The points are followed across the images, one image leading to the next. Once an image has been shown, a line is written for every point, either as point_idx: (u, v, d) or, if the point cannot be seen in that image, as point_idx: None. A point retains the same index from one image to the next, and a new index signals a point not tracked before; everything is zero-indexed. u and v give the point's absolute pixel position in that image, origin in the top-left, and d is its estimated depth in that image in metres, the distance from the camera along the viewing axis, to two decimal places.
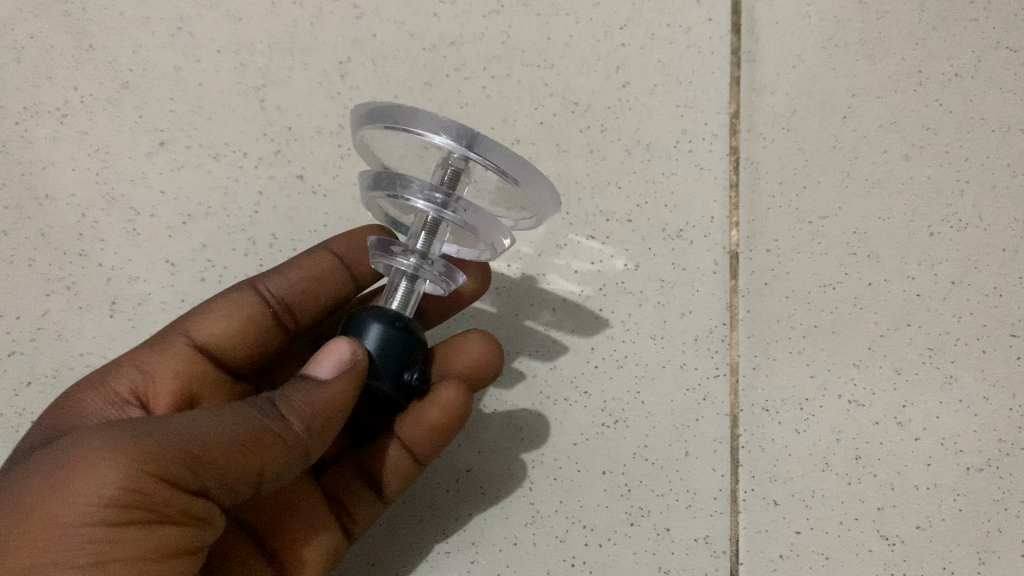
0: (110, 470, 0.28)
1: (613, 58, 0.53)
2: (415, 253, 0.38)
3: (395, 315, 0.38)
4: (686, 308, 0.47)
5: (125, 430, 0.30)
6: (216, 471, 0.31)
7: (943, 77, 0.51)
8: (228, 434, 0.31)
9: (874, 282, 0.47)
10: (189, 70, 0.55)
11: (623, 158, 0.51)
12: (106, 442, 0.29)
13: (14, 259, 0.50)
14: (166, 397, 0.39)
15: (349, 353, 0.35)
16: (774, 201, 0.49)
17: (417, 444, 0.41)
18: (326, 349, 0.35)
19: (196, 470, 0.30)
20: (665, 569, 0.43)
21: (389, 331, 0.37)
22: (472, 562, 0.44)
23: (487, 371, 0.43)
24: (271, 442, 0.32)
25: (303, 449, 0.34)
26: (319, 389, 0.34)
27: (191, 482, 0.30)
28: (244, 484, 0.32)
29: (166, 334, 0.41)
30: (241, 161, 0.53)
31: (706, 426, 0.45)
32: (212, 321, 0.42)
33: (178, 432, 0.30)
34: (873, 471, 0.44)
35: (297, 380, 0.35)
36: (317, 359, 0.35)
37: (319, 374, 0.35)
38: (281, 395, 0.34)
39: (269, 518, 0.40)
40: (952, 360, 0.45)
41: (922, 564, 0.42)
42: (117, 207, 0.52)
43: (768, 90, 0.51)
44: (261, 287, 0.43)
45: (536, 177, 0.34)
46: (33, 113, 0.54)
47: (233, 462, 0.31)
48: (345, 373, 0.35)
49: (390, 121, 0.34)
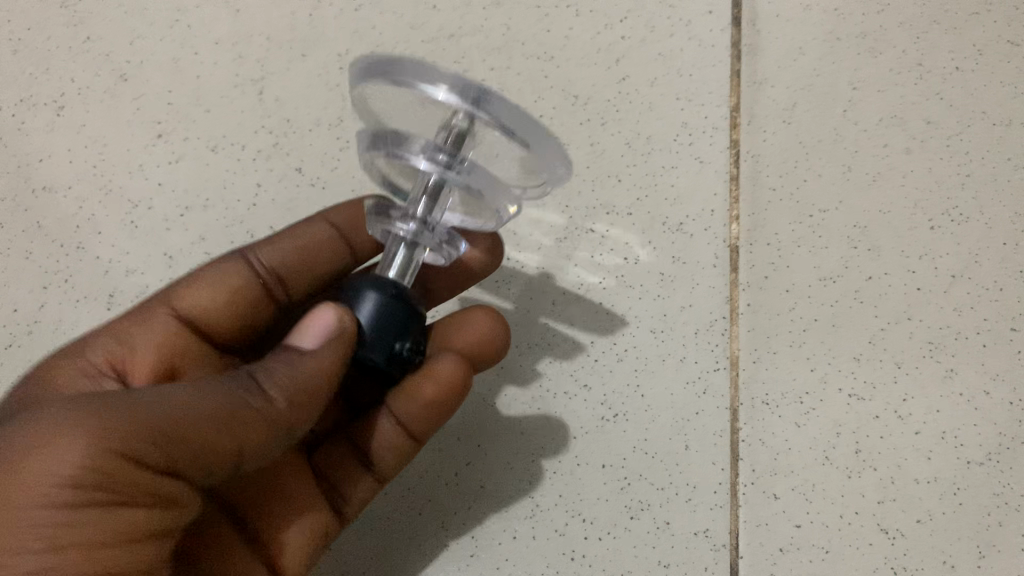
0: (73, 453, 0.28)
1: (614, 50, 0.53)
2: (415, 218, 0.37)
3: (393, 284, 0.37)
4: (686, 301, 0.47)
5: (91, 408, 0.29)
6: (187, 452, 0.30)
7: (944, 71, 0.51)
8: (199, 412, 0.30)
9: (875, 276, 0.47)
10: (187, 62, 0.54)
11: (624, 151, 0.51)
12: (72, 422, 0.29)
13: (11, 251, 0.50)
14: (145, 369, 0.39)
15: (334, 322, 0.34)
16: (775, 194, 0.49)
17: (413, 418, 0.39)
18: (310, 320, 0.35)
19: (165, 451, 0.29)
20: (666, 563, 0.43)
21: (382, 300, 0.36)
22: (472, 556, 0.43)
23: (491, 346, 0.41)
24: (248, 418, 0.31)
25: (283, 426, 0.33)
26: (305, 362, 0.34)
27: (162, 461, 0.29)
28: (220, 465, 0.31)
29: (149, 305, 0.41)
30: (239, 153, 0.52)
31: (706, 419, 0.45)
32: (197, 292, 0.42)
33: (150, 408, 0.30)
34: (874, 465, 0.44)
35: (284, 353, 0.34)
36: (303, 331, 0.35)
37: (304, 348, 0.35)
38: (264, 369, 0.34)
39: (254, 501, 0.40)
40: (952, 354, 0.45)
41: (922, 558, 0.42)
42: (115, 199, 0.51)
43: (769, 83, 0.51)
44: (249, 257, 0.43)
45: (549, 139, 0.32)
46: (30, 105, 0.53)
47: (205, 441, 0.30)
48: (329, 342, 0.34)
49: (392, 76, 0.32)
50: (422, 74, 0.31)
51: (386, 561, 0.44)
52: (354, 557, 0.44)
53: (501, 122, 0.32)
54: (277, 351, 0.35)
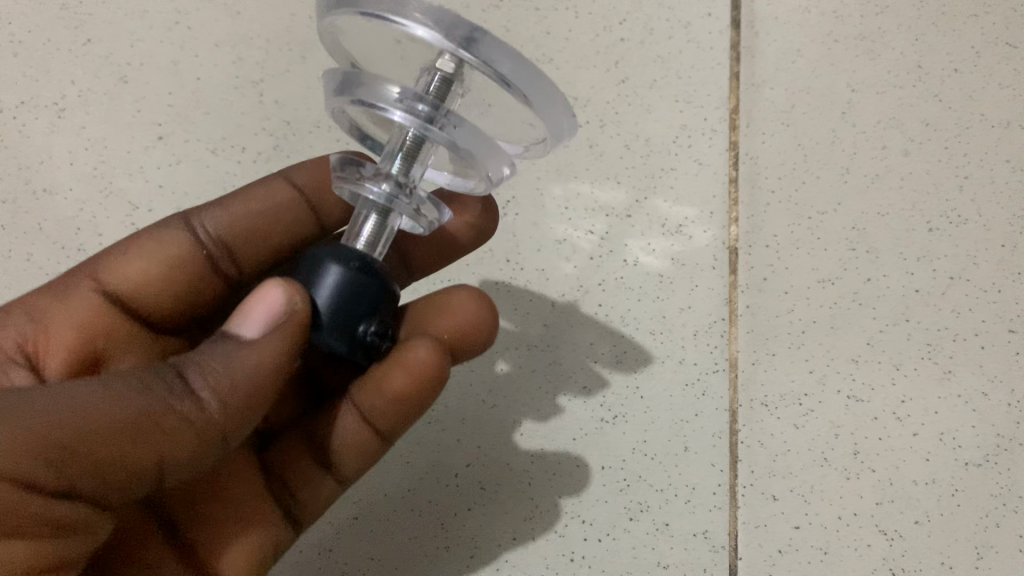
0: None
1: (612, 52, 0.53)
2: (389, 179, 0.34)
3: (362, 255, 0.34)
4: (685, 303, 0.47)
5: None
6: (85, 469, 0.27)
7: (943, 73, 0.51)
8: (106, 420, 0.27)
9: (873, 278, 0.47)
10: (187, 64, 0.55)
11: (623, 154, 0.51)
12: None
13: (12, 254, 0.50)
14: (60, 352, 0.38)
15: (282, 305, 0.31)
16: (774, 196, 0.49)
17: (389, 408, 0.37)
18: (259, 302, 0.31)
19: (55, 470, 0.27)
20: (665, 564, 0.43)
21: (348, 274, 0.33)
22: (471, 557, 0.43)
23: (476, 331, 0.39)
24: (172, 425, 0.28)
25: (215, 431, 0.30)
26: (242, 356, 0.30)
27: (63, 479, 0.27)
28: (135, 479, 0.29)
29: (75, 277, 0.40)
30: (240, 156, 0.53)
31: (705, 421, 0.45)
32: (129, 263, 0.40)
33: (57, 417, 0.27)
34: (873, 466, 0.44)
35: (226, 340, 0.31)
36: (250, 315, 0.31)
37: (245, 336, 0.31)
38: (196, 361, 0.30)
39: (196, 501, 0.38)
40: (951, 355, 0.45)
41: (921, 560, 0.42)
42: (115, 201, 0.51)
43: (768, 85, 0.51)
44: (192, 226, 0.41)
45: (542, 85, 0.31)
46: (31, 107, 0.53)
47: (112, 455, 0.27)
48: (276, 328, 0.31)
49: (368, 9, 0.31)
50: (406, 9, 0.30)
51: (384, 562, 0.43)
52: (354, 557, 0.44)
53: (489, 64, 0.30)
54: (222, 332, 0.32)
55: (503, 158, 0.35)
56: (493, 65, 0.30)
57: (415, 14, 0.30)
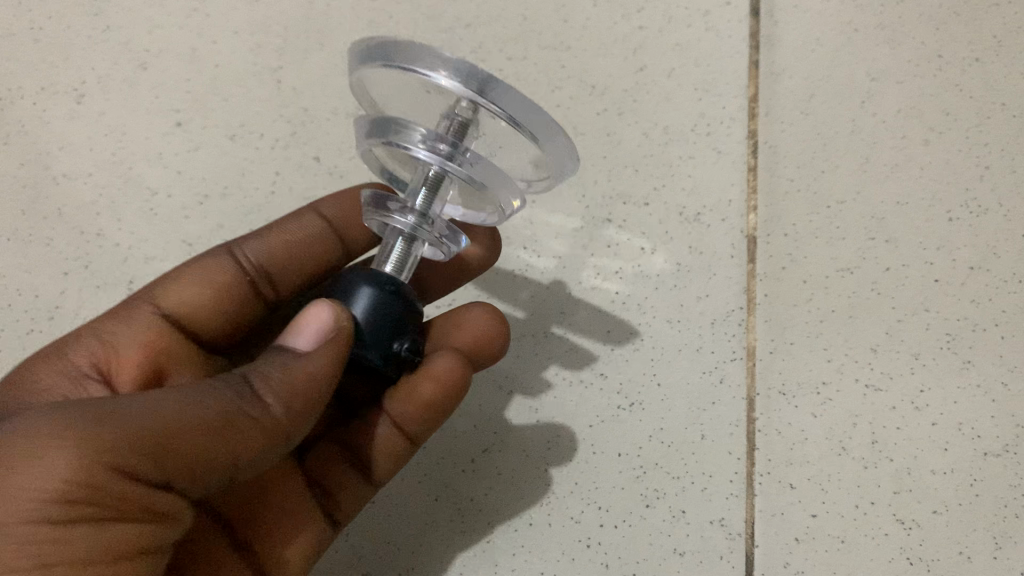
0: (48, 461, 0.26)
1: (631, 40, 0.53)
2: (414, 212, 0.36)
3: (386, 278, 0.36)
4: (703, 291, 0.47)
5: (73, 412, 0.28)
6: (175, 465, 0.28)
7: (965, 62, 0.51)
8: (188, 417, 0.28)
9: (892, 267, 0.47)
10: (204, 50, 0.55)
11: (640, 142, 0.51)
12: (49, 429, 0.27)
13: (31, 237, 0.50)
14: (130, 371, 0.38)
15: (331, 322, 0.33)
16: (792, 185, 0.49)
17: (412, 419, 0.38)
18: (307, 318, 0.33)
19: (150, 459, 0.28)
20: (681, 551, 0.43)
21: (380, 295, 0.35)
22: (488, 542, 0.43)
23: (493, 344, 0.40)
24: (246, 424, 0.30)
25: (282, 431, 0.31)
26: (301, 365, 0.32)
27: (155, 474, 0.28)
28: (214, 475, 0.29)
29: (132, 303, 0.40)
30: (258, 143, 0.53)
31: (723, 409, 0.45)
32: (183, 289, 0.40)
33: (147, 416, 0.28)
34: (890, 456, 0.44)
35: (282, 352, 0.33)
36: (301, 329, 0.33)
37: (300, 348, 0.33)
38: (257, 369, 0.32)
39: (243, 509, 0.38)
40: (970, 345, 0.45)
41: (939, 550, 0.42)
42: (134, 187, 0.52)
43: (786, 74, 0.51)
44: (234, 251, 0.42)
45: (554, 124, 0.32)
46: (49, 94, 0.54)
47: (194, 451, 0.28)
48: (325, 342, 0.32)
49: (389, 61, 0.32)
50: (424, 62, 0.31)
51: (402, 547, 0.44)
52: (371, 542, 0.44)
53: (502, 111, 0.31)
54: (274, 348, 0.34)
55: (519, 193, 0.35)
56: (511, 113, 0.31)
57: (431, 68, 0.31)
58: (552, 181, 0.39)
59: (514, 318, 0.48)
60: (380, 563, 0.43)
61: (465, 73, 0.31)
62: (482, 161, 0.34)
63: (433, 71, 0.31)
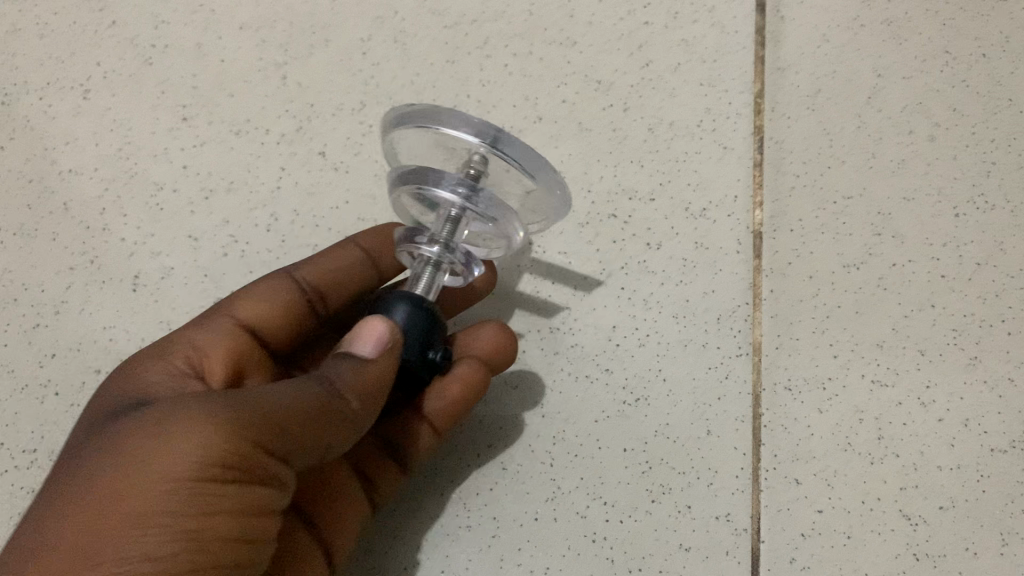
0: (205, 434, 0.30)
1: (636, 37, 0.54)
2: (439, 242, 0.39)
3: (419, 296, 0.39)
4: (708, 287, 0.47)
5: (215, 397, 0.31)
6: (298, 441, 0.32)
7: (970, 58, 0.51)
8: (306, 403, 0.33)
9: (898, 263, 0.47)
10: (211, 46, 0.55)
11: (645, 137, 0.51)
12: (193, 413, 0.31)
13: (37, 233, 0.50)
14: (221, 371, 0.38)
15: (389, 331, 0.36)
16: (798, 181, 0.49)
17: (438, 417, 0.43)
18: (365, 329, 0.36)
19: (281, 435, 0.31)
20: (687, 547, 0.43)
21: (416, 310, 0.38)
22: (493, 537, 0.43)
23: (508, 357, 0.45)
24: (347, 411, 0.34)
25: (369, 417, 0.35)
26: (366, 368, 0.35)
27: (282, 448, 0.32)
28: (324, 451, 0.34)
29: (208, 318, 0.41)
30: (263, 138, 0.52)
31: (728, 405, 0.45)
32: (255, 304, 0.41)
33: (276, 400, 0.32)
34: (896, 451, 0.44)
35: (342, 356, 0.36)
36: (359, 339, 0.36)
37: (361, 354, 0.36)
38: (324, 370, 0.35)
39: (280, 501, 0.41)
40: (976, 341, 0.45)
41: (945, 546, 0.42)
42: (140, 182, 0.52)
43: (792, 70, 0.52)
44: (297, 272, 0.43)
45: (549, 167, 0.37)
46: (56, 89, 0.54)
47: (306, 432, 0.32)
48: (386, 351, 0.36)
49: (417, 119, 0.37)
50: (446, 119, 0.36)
51: (407, 542, 0.43)
52: (378, 537, 0.44)
53: (509, 155, 0.36)
54: (329, 358, 0.36)
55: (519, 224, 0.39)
56: (523, 161, 0.37)
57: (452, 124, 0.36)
58: (549, 226, 0.44)
59: (521, 314, 0.48)
60: (387, 558, 0.43)
61: (484, 129, 0.36)
62: (496, 203, 0.38)
63: (457, 128, 0.36)
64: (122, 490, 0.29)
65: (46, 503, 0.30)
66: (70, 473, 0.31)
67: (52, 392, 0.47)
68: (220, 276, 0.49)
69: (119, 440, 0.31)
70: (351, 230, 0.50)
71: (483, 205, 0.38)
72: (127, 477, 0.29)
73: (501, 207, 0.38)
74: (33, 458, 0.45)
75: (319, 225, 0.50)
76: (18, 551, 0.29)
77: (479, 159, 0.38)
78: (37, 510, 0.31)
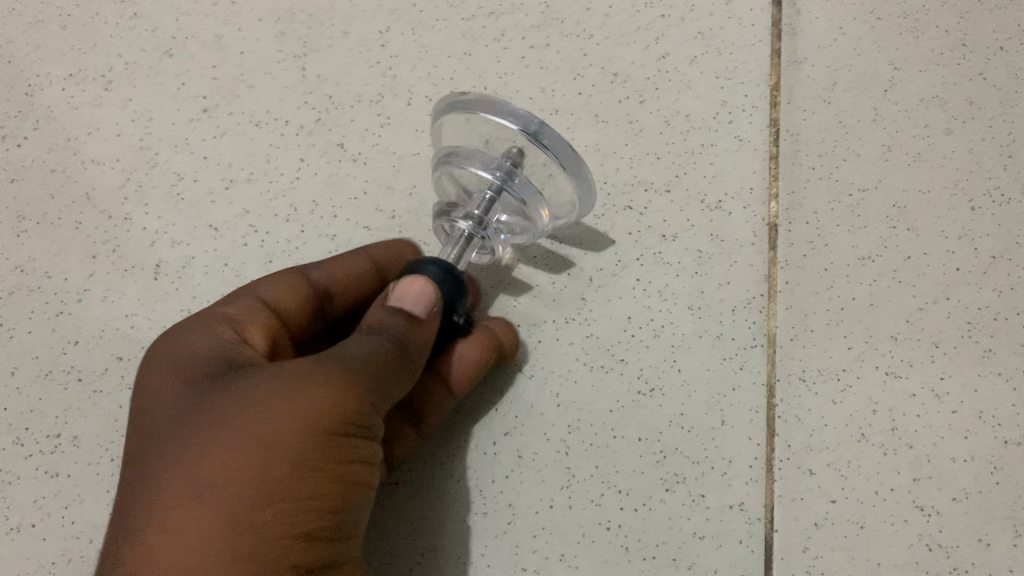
0: (334, 392, 0.33)
1: (653, 29, 0.54)
2: (473, 216, 0.42)
3: (449, 262, 0.41)
4: (723, 279, 0.47)
5: (328, 361, 0.34)
6: (396, 394, 0.36)
7: (988, 52, 0.51)
8: (399, 362, 0.36)
9: (913, 256, 0.47)
10: (230, 38, 0.56)
11: (662, 130, 0.51)
12: (314, 377, 0.34)
13: (60, 222, 0.51)
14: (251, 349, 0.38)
15: (435, 292, 0.39)
16: (814, 173, 0.49)
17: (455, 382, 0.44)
18: (411, 287, 0.38)
19: (387, 390, 0.36)
20: (700, 535, 0.43)
21: (445, 272, 0.40)
22: (509, 523, 0.44)
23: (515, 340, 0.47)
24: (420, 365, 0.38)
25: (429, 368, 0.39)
26: (418, 329, 0.38)
27: (386, 400, 0.36)
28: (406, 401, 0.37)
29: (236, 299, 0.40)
30: (282, 129, 0.53)
31: (742, 395, 0.45)
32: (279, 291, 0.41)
33: (379, 360, 0.36)
34: (910, 443, 0.44)
35: (391, 314, 0.38)
36: (405, 296, 0.38)
37: (411, 311, 0.38)
38: (381, 324, 0.37)
39: None
40: (991, 334, 0.45)
41: (958, 537, 0.42)
42: (161, 172, 0.52)
43: (808, 63, 0.52)
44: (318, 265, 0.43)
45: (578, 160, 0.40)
46: (78, 80, 0.55)
47: (398, 387, 0.36)
48: (432, 311, 0.39)
49: (466, 106, 0.40)
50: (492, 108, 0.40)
51: (424, 528, 0.44)
52: (392, 521, 0.44)
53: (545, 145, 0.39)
54: (373, 314, 0.38)
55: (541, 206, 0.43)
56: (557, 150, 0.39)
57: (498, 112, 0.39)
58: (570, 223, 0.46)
59: (536, 303, 0.48)
60: (400, 542, 0.43)
61: (526, 119, 0.39)
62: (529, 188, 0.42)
63: (505, 117, 0.39)
64: (272, 450, 0.32)
65: (179, 472, 0.32)
66: (192, 441, 0.33)
67: (75, 378, 0.48)
68: (240, 264, 0.50)
69: (242, 405, 0.33)
70: (368, 220, 0.50)
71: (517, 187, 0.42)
72: (271, 437, 0.32)
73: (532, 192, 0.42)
74: (57, 442, 0.46)
75: (337, 215, 0.51)
76: (172, 522, 0.31)
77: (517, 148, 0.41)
78: (168, 480, 0.32)
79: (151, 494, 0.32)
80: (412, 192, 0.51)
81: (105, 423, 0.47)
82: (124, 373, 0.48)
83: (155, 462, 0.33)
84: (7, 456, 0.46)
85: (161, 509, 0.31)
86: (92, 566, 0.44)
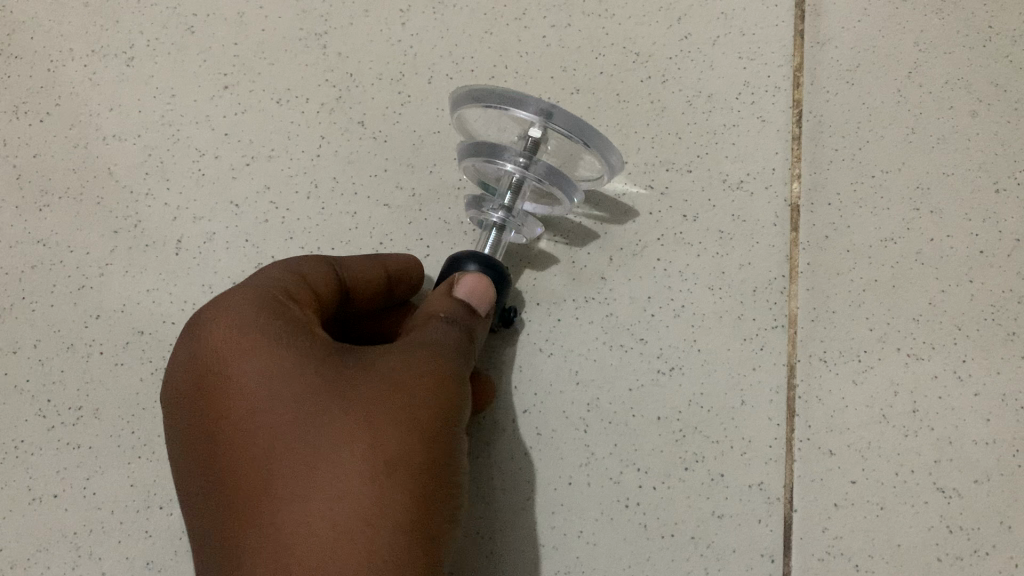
0: (444, 373, 0.35)
1: (675, 8, 0.53)
2: (502, 208, 0.43)
3: (489, 258, 0.42)
4: (745, 259, 0.47)
5: (426, 349, 0.36)
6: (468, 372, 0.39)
7: (1015, 33, 0.51)
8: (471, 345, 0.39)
9: (936, 238, 0.47)
10: (252, 15, 0.56)
11: (684, 110, 0.51)
12: (421, 365, 0.35)
13: (82, 197, 0.51)
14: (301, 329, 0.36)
15: (490, 292, 0.41)
16: (836, 154, 0.49)
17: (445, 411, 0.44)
18: (478, 284, 0.40)
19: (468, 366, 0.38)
20: (719, 514, 0.43)
21: (483, 268, 0.42)
22: (528, 500, 0.44)
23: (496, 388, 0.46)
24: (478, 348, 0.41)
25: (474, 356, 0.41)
26: (479, 321, 0.40)
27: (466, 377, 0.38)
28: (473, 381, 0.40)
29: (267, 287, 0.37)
30: (303, 107, 0.53)
31: (763, 375, 0.45)
32: (307, 282, 0.39)
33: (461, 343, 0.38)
34: (930, 425, 0.44)
35: (460, 306, 0.39)
36: (473, 291, 0.40)
37: (474, 307, 0.40)
38: (448, 312, 0.39)
39: None
40: (1015, 317, 0.45)
41: (979, 519, 0.42)
42: (182, 148, 0.53)
43: (832, 44, 0.51)
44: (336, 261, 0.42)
45: (601, 140, 0.40)
46: (101, 56, 0.55)
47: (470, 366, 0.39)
48: (489, 307, 0.41)
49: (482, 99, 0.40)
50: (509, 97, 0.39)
51: None
52: None
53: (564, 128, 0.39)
54: (436, 304, 0.39)
55: (572, 189, 0.43)
56: (575, 134, 0.39)
57: (515, 102, 0.39)
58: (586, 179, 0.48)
59: (556, 283, 0.48)
60: None
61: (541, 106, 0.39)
62: (552, 171, 0.41)
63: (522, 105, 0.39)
64: (427, 436, 0.33)
65: (327, 465, 0.32)
66: (327, 423, 0.32)
67: (97, 351, 0.48)
68: (262, 241, 0.50)
69: (366, 400, 0.33)
70: (388, 198, 0.50)
71: (540, 172, 0.41)
72: (419, 425, 0.33)
73: (556, 175, 0.42)
74: (78, 415, 0.46)
75: (357, 193, 0.51)
76: (341, 517, 0.31)
77: (536, 131, 0.41)
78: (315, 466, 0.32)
79: (302, 489, 0.31)
80: (432, 170, 0.51)
81: (127, 397, 0.47)
82: (145, 347, 0.48)
83: (288, 454, 0.32)
84: (30, 426, 0.46)
85: (323, 507, 0.31)
86: (112, 536, 0.44)
